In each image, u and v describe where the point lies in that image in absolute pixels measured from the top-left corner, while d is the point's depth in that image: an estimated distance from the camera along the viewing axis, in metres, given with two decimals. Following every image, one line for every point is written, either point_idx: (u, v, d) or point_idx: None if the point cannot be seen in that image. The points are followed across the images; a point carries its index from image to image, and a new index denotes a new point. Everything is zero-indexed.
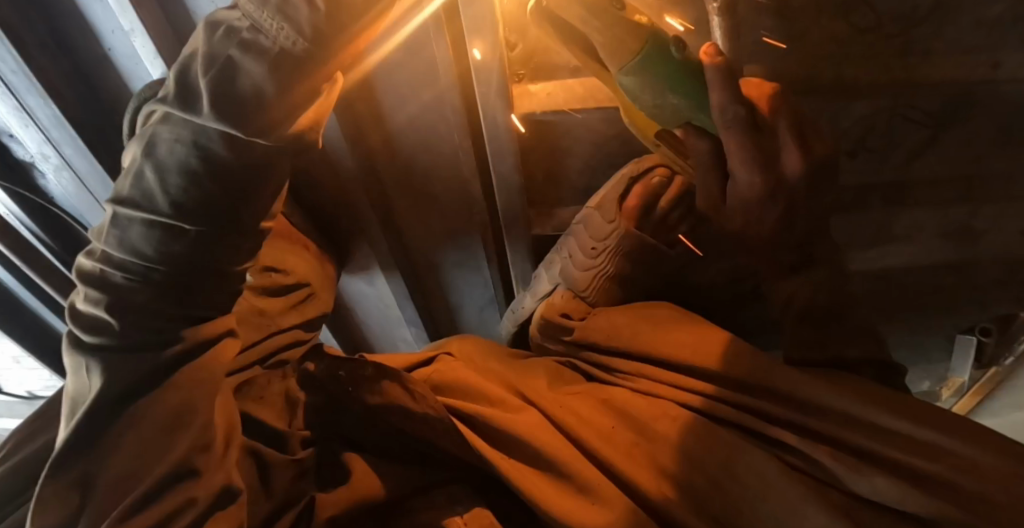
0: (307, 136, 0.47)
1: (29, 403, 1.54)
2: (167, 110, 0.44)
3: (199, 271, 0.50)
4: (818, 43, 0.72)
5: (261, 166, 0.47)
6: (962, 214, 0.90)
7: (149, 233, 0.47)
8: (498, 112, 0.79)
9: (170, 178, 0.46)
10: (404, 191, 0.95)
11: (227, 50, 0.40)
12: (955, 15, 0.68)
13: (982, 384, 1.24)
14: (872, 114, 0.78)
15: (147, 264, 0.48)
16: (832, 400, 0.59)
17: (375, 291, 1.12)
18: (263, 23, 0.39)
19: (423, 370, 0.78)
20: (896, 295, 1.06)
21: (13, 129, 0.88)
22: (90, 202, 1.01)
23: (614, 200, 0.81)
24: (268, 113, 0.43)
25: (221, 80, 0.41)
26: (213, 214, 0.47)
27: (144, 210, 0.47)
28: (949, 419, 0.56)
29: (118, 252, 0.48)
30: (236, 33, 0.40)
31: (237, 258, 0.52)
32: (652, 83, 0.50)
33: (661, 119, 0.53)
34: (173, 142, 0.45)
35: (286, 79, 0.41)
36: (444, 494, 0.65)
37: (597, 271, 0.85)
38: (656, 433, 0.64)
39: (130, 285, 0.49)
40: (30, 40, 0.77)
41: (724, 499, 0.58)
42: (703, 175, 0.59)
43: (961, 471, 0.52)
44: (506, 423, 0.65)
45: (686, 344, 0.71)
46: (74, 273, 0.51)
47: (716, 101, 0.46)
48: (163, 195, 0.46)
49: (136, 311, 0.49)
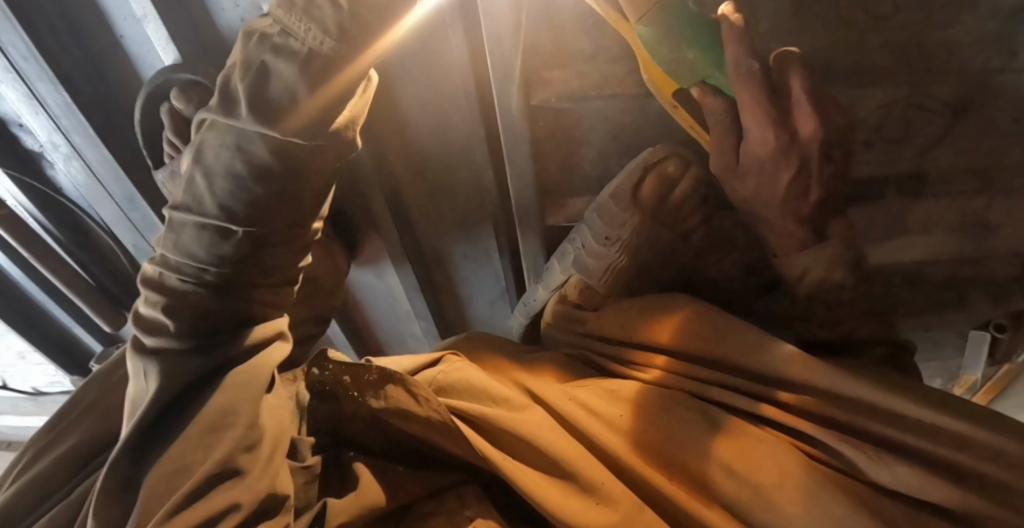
0: (342, 135, 0.46)
1: (34, 399, 1.52)
2: (212, 117, 0.44)
3: (253, 273, 0.50)
4: (836, 30, 0.71)
5: (307, 165, 0.46)
6: (978, 207, 0.90)
7: (206, 236, 0.47)
8: (510, 99, 0.79)
9: (217, 181, 0.45)
10: (416, 181, 0.95)
11: (259, 56, 0.39)
12: (975, 2, 0.67)
13: (995, 382, 1.23)
14: (889, 104, 0.77)
15: (199, 266, 0.48)
16: (849, 388, 0.58)
17: (384, 284, 1.11)
18: (294, 27, 0.38)
19: (428, 372, 0.73)
20: (910, 290, 1.05)
21: (23, 117, 0.89)
22: (101, 193, 1.00)
23: (629, 190, 0.80)
24: (299, 113, 0.41)
25: (254, 85, 0.40)
26: (264, 219, 0.47)
27: (195, 213, 0.47)
28: (976, 408, 0.54)
29: (181, 254, 0.48)
30: (267, 38, 0.39)
31: (279, 264, 0.51)
32: (672, 37, 0.57)
33: (678, 75, 0.60)
34: (219, 148, 0.44)
35: (317, 81, 0.39)
36: (452, 497, 0.63)
37: (611, 261, 0.84)
38: (666, 424, 0.62)
39: (185, 288, 0.49)
40: (41, 25, 0.78)
41: (743, 487, 0.55)
42: (719, 140, 0.62)
43: (987, 461, 0.50)
44: (511, 424, 0.62)
45: (702, 334, 0.69)
46: (139, 278, 0.50)
47: (732, 53, 0.54)
48: (211, 198, 0.46)
49: (189, 311, 0.49)
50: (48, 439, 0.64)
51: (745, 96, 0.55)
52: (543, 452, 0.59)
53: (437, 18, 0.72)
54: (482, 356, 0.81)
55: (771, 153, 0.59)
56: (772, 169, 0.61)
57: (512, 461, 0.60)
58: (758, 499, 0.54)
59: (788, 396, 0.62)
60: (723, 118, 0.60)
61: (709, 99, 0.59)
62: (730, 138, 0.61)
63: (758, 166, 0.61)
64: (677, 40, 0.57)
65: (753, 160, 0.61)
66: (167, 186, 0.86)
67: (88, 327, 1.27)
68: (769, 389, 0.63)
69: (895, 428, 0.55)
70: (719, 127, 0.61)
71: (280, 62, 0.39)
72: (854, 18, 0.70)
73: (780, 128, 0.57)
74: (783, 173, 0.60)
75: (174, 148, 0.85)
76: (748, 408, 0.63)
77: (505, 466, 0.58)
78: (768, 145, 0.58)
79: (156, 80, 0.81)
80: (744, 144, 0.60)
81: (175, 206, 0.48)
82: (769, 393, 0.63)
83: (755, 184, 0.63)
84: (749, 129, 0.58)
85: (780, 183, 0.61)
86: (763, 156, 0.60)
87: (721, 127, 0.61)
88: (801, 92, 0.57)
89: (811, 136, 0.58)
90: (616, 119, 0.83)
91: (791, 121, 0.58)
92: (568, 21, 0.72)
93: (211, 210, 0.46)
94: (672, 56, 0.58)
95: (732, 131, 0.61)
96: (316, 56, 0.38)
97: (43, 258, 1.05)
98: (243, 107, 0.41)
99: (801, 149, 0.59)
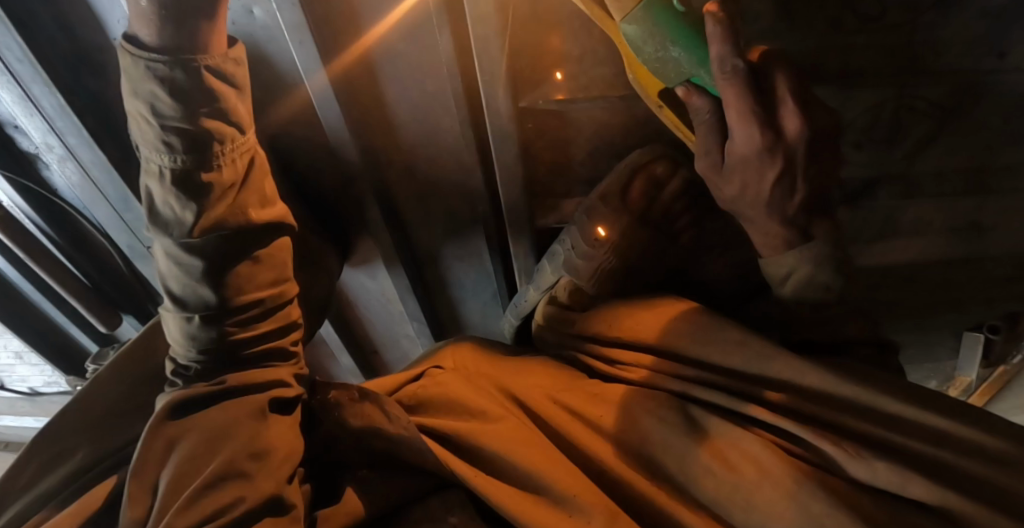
0: (191, 67, 0.55)
1: (30, 400, 1.53)
2: (157, 179, 0.58)
3: (236, 275, 0.64)
4: (823, 32, 0.71)
5: (216, 123, 0.58)
6: (970, 208, 0.90)
7: (187, 271, 0.62)
8: (500, 100, 0.79)
9: (179, 225, 0.60)
10: (407, 182, 0.95)
11: (145, 78, 0.54)
12: (963, 2, 0.67)
13: (990, 384, 1.22)
14: (877, 104, 0.77)
15: (206, 311, 0.64)
16: (831, 386, 0.59)
17: (377, 285, 1.11)
18: (156, 22, 0.52)
19: (410, 387, 0.75)
20: (904, 291, 1.05)
21: (18, 118, 0.89)
22: (94, 194, 1.00)
23: (619, 190, 0.82)
24: (175, 71, 0.54)
25: (160, 95, 0.55)
26: (210, 207, 0.60)
27: (179, 258, 0.61)
28: (960, 405, 0.55)
29: (180, 309, 0.65)
30: (150, 63, 0.54)
31: (258, 275, 0.67)
32: (654, 34, 0.56)
33: (663, 74, 0.59)
34: (171, 198, 0.59)
35: (170, 47, 0.54)
36: (438, 503, 0.64)
37: (600, 262, 0.84)
38: (645, 424, 0.63)
39: (205, 332, 0.65)
40: (36, 29, 0.79)
41: (723, 483, 0.55)
42: (705, 140, 0.61)
43: (968, 456, 0.51)
44: (484, 438, 0.63)
45: (688, 333, 0.70)
46: (174, 338, 0.68)
47: (718, 51, 0.53)
48: (179, 228, 0.60)
49: (215, 343, 0.65)
50: (48, 457, 0.70)
51: (730, 95, 0.55)
52: (514, 465, 0.59)
53: (426, 17, 0.72)
54: (470, 362, 0.80)
55: (756, 152, 0.58)
56: (758, 168, 0.60)
57: (486, 475, 0.60)
58: (737, 497, 0.54)
59: (771, 395, 0.61)
60: (708, 116, 0.59)
61: (694, 99, 0.59)
62: (715, 137, 0.61)
63: (744, 166, 0.60)
64: (659, 40, 0.56)
65: (738, 158, 0.59)
66: None
67: (84, 328, 1.28)
68: (753, 388, 0.63)
69: (882, 427, 0.55)
70: (704, 126, 0.61)
71: (158, 97, 0.55)
72: (841, 19, 0.70)
73: (765, 126, 0.56)
74: (769, 171, 0.60)
75: None
76: (730, 407, 0.62)
77: (474, 479, 0.59)
78: (753, 144, 0.57)
79: None
80: (730, 143, 0.59)
81: (161, 277, 0.64)
82: (750, 392, 0.62)
83: (740, 185, 0.63)
84: (732, 128, 0.57)
85: (767, 183, 0.61)
86: (748, 155, 0.59)
87: (706, 126, 0.60)
88: (786, 90, 0.55)
89: (796, 135, 0.57)
90: (606, 120, 0.83)
91: (777, 121, 0.57)
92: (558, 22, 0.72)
93: (178, 246, 0.61)
94: (657, 55, 0.58)
95: (718, 129, 0.60)
96: (174, 34, 0.53)
97: (38, 258, 1.06)
98: (163, 125, 0.57)
99: (788, 146, 0.58)
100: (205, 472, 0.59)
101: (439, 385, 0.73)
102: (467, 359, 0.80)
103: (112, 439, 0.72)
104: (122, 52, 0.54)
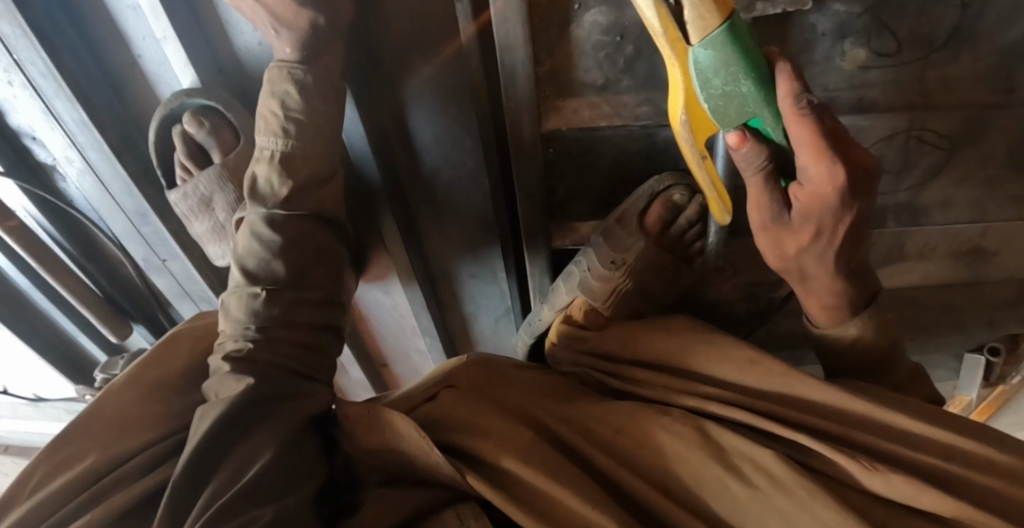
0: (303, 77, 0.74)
1: (34, 405, 1.51)
2: (266, 159, 0.78)
3: (302, 263, 0.79)
4: (839, 68, 0.72)
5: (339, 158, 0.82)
6: (974, 236, 0.92)
7: (264, 246, 0.77)
8: (522, 121, 0.81)
9: (269, 203, 0.78)
10: (425, 199, 0.97)
11: (284, 84, 0.74)
12: (975, 41, 0.68)
13: (989, 402, 1.25)
14: (889, 135, 0.79)
15: (276, 286, 0.76)
16: (841, 402, 0.60)
17: (392, 301, 1.12)
18: (283, 49, 0.74)
19: (426, 406, 0.76)
20: (908, 312, 1.07)
21: (40, 131, 0.90)
22: (111, 206, 1.01)
23: (636, 214, 0.83)
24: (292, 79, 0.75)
25: (279, 94, 0.76)
26: (293, 201, 0.79)
27: (259, 237, 0.77)
28: (968, 426, 0.57)
29: (249, 284, 0.76)
30: (289, 71, 0.75)
31: (324, 271, 0.82)
32: (731, 68, 0.50)
33: (724, 114, 0.54)
34: (269, 176, 0.78)
35: (305, 57, 0.74)
36: (453, 515, 0.64)
37: (617, 285, 0.86)
38: (658, 441, 0.62)
39: (265, 308, 0.75)
40: (61, 46, 0.81)
41: (740, 490, 0.55)
42: (763, 187, 0.59)
43: (977, 471, 0.53)
44: (500, 453, 0.63)
45: (704, 353, 0.71)
46: (230, 321, 0.76)
47: (790, 88, 0.51)
48: (272, 199, 0.78)
49: (273, 320, 0.75)
50: (57, 462, 0.67)
51: (811, 132, 0.51)
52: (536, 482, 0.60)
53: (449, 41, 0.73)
54: (480, 382, 0.79)
55: (820, 204, 0.58)
56: (829, 212, 0.58)
57: (505, 490, 0.60)
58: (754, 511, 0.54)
59: (783, 411, 0.61)
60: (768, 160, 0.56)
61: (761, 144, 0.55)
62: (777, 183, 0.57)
63: (812, 210, 0.59)
64: (733, 74, 0.50)
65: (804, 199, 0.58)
66: (180, 206, 0.88)
67: (91, 336, 1.27)
68: (763, 404, 0.63)
69: (899, 444, 0.56)
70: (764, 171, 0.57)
71: (285, 101, 0.76)
72: (856, 55, 0.71)
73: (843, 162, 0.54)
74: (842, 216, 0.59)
75: (185, 171, 0.88)
76: (739, 419, 0.61)
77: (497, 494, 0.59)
78: (833, 184, 0.55)
79: (171, 103, 0.84)
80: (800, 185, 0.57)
81: (237, 255, 0.79)
82: (764, 407, 0.62)
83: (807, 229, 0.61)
84: (809, 167, 0.55)
85: (832, 227, 0.60)
86: (824, 195, 0.56)
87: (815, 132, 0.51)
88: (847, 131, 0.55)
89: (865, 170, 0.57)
90: (625, 146, 0.85)
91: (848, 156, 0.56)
92: (580, 50, 0.74)
93: (263, 217, 0.78)
94: (724, 90, 0.52)
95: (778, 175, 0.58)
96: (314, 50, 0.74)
97: (51, 268, 1.06)
98: (281, 115, 0.77)
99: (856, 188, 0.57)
100: (244, 479, 0.60)
101: (457, 407, 0.73)
102: (481, 378, 0.80)
103: (125, 444, 0.70)
104: (271, 67, 0.76)
